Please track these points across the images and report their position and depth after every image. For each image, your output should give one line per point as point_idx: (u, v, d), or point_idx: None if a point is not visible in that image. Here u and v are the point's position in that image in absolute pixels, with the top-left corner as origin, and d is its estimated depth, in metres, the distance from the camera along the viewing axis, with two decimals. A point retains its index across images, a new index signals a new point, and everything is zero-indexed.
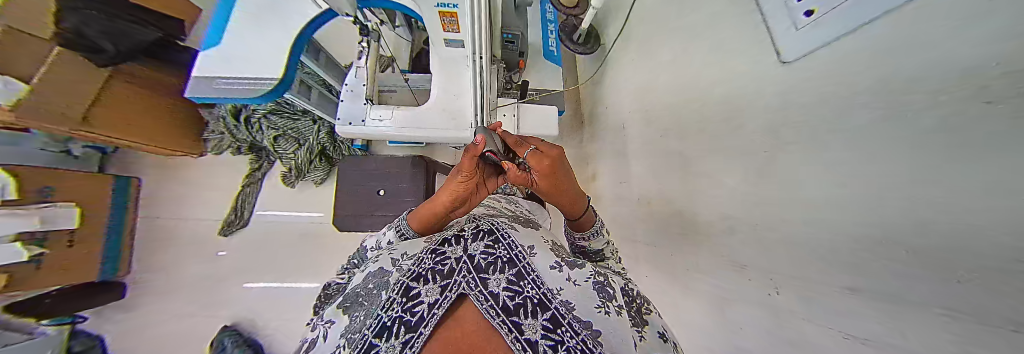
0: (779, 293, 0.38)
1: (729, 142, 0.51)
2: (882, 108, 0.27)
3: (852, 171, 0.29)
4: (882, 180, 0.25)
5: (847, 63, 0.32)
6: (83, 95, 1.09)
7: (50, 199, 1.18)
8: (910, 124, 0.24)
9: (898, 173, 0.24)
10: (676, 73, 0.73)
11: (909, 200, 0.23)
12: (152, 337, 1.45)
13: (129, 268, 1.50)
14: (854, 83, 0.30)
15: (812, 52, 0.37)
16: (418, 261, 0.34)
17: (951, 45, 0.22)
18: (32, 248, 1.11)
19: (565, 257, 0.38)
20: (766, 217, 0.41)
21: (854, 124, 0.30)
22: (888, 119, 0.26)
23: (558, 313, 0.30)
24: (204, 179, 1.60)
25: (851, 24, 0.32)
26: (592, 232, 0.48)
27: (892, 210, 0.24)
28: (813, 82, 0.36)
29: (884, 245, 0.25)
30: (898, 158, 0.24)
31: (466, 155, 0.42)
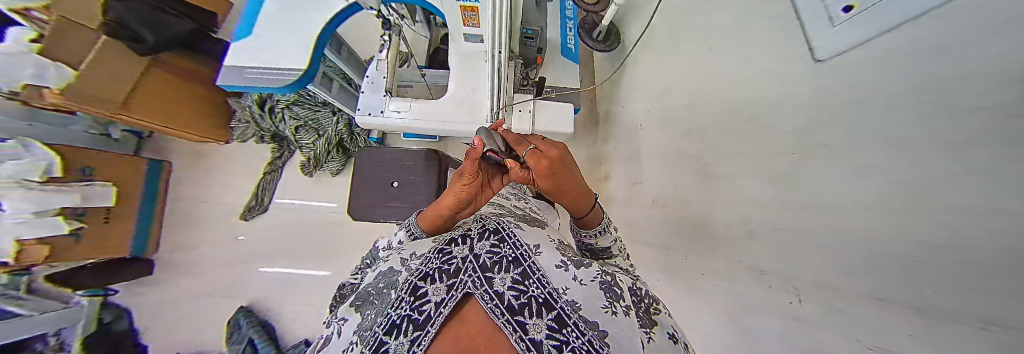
0: (801, 301, 0.36)
1: (752, 143, 0.49)
2: (919, 105, 0.25)
3: (883, 173, 0.27)
4: (920, 182, 0.23)
5: (887, 59, 0.30)
6: (125, 82, 1.17)
7: (90, 178, 1.25)
8: (952, 122, 0.22)
9: (940, 173, 0.22)
10: (700, 72, 0.71)
11: (949, 204, 0.21)
12: (174, 313, 1.53)
13: (156, 247, 1.58)
14: (894, 80, 0.28)
15: (849, 50, 0.35)
16: (425, 260, 0.34)
17: (995, 37, 0.20)
18: (73, 222, 1.19)
19: (571, 256, 0.38)
20: (792, 222, 0.39)
21: (888, 123, 0.28)
22: (926, 118, 0.24)
23: (564, 313, 0.28)
24: (228, 165, 1.67)
25: (897, 19, 0.29)
26: (598, 230, 0.47)
27: (932, 214, 0.22)
28: (848, 79, 0.34)
29: (914, 252, 0.23)
30: (940, 157, 0.22)
31: (467, 158, 0.41)
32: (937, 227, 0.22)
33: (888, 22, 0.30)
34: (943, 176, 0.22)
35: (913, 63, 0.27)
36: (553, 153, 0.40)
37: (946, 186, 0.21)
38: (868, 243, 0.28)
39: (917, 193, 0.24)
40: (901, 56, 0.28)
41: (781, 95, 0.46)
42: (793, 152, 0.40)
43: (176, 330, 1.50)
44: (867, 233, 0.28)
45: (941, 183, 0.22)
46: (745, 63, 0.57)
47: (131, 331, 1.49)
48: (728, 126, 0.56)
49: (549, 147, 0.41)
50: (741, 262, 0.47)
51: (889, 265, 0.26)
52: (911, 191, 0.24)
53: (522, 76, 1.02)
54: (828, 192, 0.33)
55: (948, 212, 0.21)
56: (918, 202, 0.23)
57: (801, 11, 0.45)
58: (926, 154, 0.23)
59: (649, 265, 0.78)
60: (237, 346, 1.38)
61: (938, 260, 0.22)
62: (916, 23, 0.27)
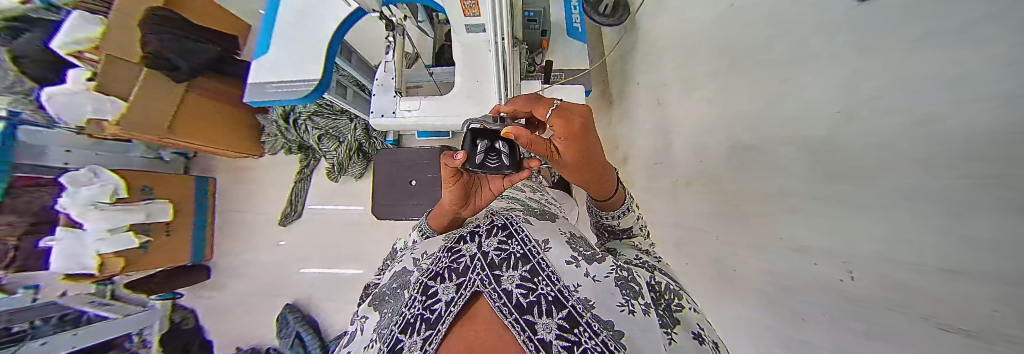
0: (853, 277, 0.33)
1: (788, 109, 0.44)
2: (979, 38, 0.21)
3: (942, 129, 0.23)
4: (972, 137, 0.20)
5: None
6: (168, 108, 1.28)
7: (150, 197, 1.42)
8: (998, 63, 0.19)
9: (989, 124, 0.19)
10: (723, 36, 0.65)
11: (995, 156, 0.18)
12: (231, 313, 1.69)
13: (212, 254, 1.75)
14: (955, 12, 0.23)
15: None
16: (435, 260, 0.34)
17: None
18: (141, 236, 1.36)
19: (582, 250, 0.36)
20: (839, 188, 0.34)
21: (944, 70, 0.24)
22: (983, 51, 0.20)
23: (576, 311, 0.28)
24: (263, 177, 1.81)
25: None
26: (621, 210, 0.47)
27: (988, 165, 0.19)
28: (898, 23, 0.29)
29: (971, 211, 0.20)
30: (988, 104, 0.19)
31: (443, 167, 0.42)
32: (994, 178, 0.19)
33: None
34: (995, 116, 0.19)
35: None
36: (578, 123, 0.37)
37: (997, 129, 0.18)
38: (933, 204, 0.24)
39: (977, 141, 0.20)
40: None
41: (821, 48, 0.40)
42: (838, 110, 0.35)
43: (234, 327, 1.67)
44: (931, 192, 0.24)
45: (993, 129, 0.19)
46: (779, 15, 0.50)
47: (198, 330, 1.67)
48: (762, 90, 0.51)
49: (575, 111, 0.37)
50: (786, 238, 0.43)
51: (954, 226, 0.22)
52: (973, 141, 0.20)
53: (528, 61, 1.00)
54: (876, 151, 0.29)
55: (996, 160, 0.18)
56: (978, 151, 0.20)
57: None
58: (979, 103, 0.20)
59: (678, 245, 0.76)
60: (286, 339, 1.52)
61: (990, 217, 0.19)
62: None
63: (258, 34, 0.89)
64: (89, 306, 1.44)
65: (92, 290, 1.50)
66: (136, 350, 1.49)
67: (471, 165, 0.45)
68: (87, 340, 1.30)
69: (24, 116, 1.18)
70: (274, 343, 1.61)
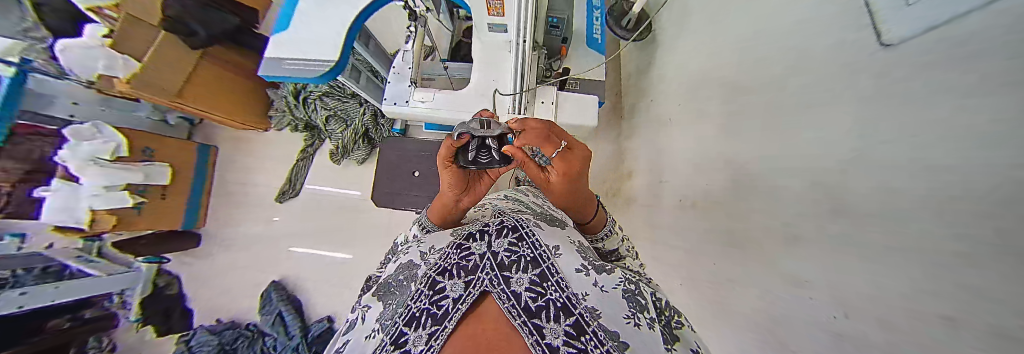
0: (847, 317, 0.33)
1: (798, 143, 0.44)
2: (981, 96, 0.21)
3: (947, 179, 0.23)
4: (978, 191, 0.20)
5: (948, 50, 0.26)
6: (179, 72, 1.27)
7: (150, 158, 1.41)
8: (998, 123, 0.19)
9: (994, 180, 0.19)
10: (739, 65, 0.65)
11: (1003, 213, 0.18)
12: (214, 284, 1.67)
13: (205, 221, 1.74)
14: (963, 68, 0.24)
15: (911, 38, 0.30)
16: (444, 256, 0.34)
17: None
18: (136, 197, 1.35)
19: (592, 260, 0.36)
20: (845, 226, 0.34)
21: (948, 123, 0.24)
22: (985, 108, 0.20)
23: (583, 320, 0.28)
24: (266, 151, 1.80)
25: (960, 11, 0.25)
26: (603, 233, 0.50)
27: (989, 220, 0.20)
28: (906, 71, 0.30)
29: (979, 263, 0.20)
30: (992, 161, 0.19)
31: (443, 147, 0.44)
32: (997, 233, 0.19)
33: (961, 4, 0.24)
34: (999, 173, 0.19)
35: (977, 46, 0.23)
36: (579, 165, 0.44)
37: (1000, 186, 0.19)
38: (939, 253, 0.24)
39: (981, 197, 0.20)
40: (970, 37, 0.23)
41: (837, 86, 0.39)
42: (848, 149, 0.35)
43: (217, 299, 1.65)
44: (938, 241, 0.24)
45: (998, 188, 0.19)
46: (797, 48, 0.49)
47: (180, 297, 1.64)
48: (777, 120, 0.50)
49: (578, 151, 0.44)
50: (783, 270, 0.43)
51: (957, 276, 0.22)
52: (977, 195, 0.21)
53: (546, 66, 1.01)
54: (889, 194, 0.29)
55: (1004, 217, 0.18)
56: (984, 206, 0.20)
57: None
58: (981, 159, 0.20)
59: (674, 265, 0.75)
60: (268, 316, 1.50)
61: (993, 270, 0.19)
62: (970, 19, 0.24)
63: (280, 11, 0.90)
64: (73, 261, 1.41)
65: (79, 245, 1.49)
66: (114, 310, 1.53)
67: (461, 161, 0.47)
68: (68, 295, 1.30)
69: (35, 64, 1.16)
70: (255, 320, 1.58)
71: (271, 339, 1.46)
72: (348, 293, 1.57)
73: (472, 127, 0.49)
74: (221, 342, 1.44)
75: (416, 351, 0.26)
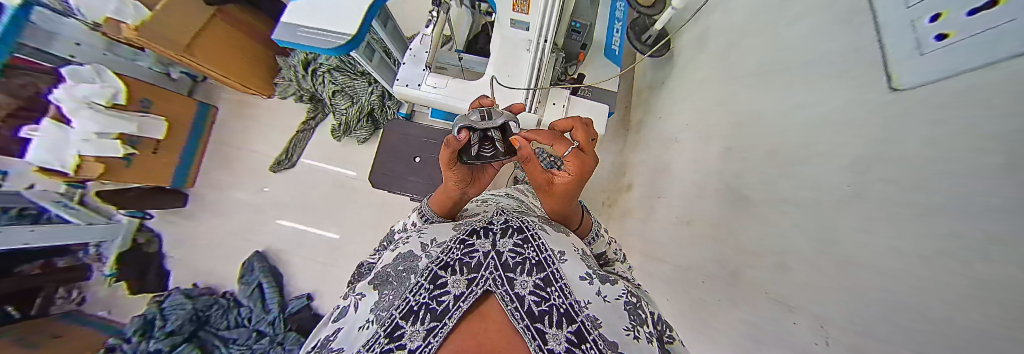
0: (827, 343, 0.34)
1: (798, 173, 0.45)
2: (970, 148, 0.23)
3: (934, 223, 0.24)
4: (967, 237, 0.21)
5: (944, 101, 0.27)
6: (190, 27, 1.27)
7: (147, 110, 1.37)
8: (988, 176, 0.20)
9: (982, 228, 0.20)
10: (750, 93, 0.66)
11: (993, 260, 0.19)
12: (195, 247, 1.63)
13: (195, 182, 1.71)
14: (962, 118, 0.25)
15: (924, 84, 0.30)
16: (445, 250, 0.34)
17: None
18: (128, 148, 1.31)
19: (595, 269, 0.36)
20: (835, 258, 0.35)
21: (939, 170, 0.25)
22: (984, 156, 0.21)
23: (585, 328, 0.28)
24: (266, 119, 1.77)
25: (967, 64, 0.25)
26: (591, 237, 0.51)
27: (980, 263, 0.20)
28: (910, 116, 0.30)
29: (965, 304, 0.21)
30: (980, 209, 0.20)
31: (444, 149, 0.43)
32: (988, 276, 0.19)
33: (977, 58, 0.25)
34: (987, 221, 0.20)
35: (982, 97, 0.23)
36: (589, 165, 0.45)
37: (986, 234, 0.20)
38: (924, 290, 0.24)
39: (975, 242, 0.21)
40: (973, 90, 0.24)
41: (847, 122, 0.40)
42: (845, 184, 0.36)
43: (196, 262, 1.61)
44: (918, 280, 0.25)
45: (987, 230, 0.20)
46: (810, 81, 0.50)
47: (159, 255, 1.60)
48: (782, 151, 0.51)
49: (590, 152, 0.48)
50: (772, 294, 0.44)
51: (941, 313, 0.23)
52: (971, 239, 0.21)
53: (562, 70, 1.03)
54: (886, 231, 0.29)
55: (997, 260, 0.19)
56: (969, 249, 0.21)
57: (886, 29, 0.37)
58: (970, 206, 0.21)
59: (663, 280, 0.77)
60: (246, 286, 1.48)
61: (983, 315, 0.19)
62: (977, 74, 0.24)
63: None
64: (52, 204, 1.39)
65: (61, 189, 1.45)
66: (88, 263, 1.50)
67: (467, 156, 0.49)
68: (43, 240, 1.25)
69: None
70: (233, 289, 1.56)
71: (247, 310, 1.42)
72: (332, 274, 1.55)
73: (474, 120, 0.52)
74: (194, 307, 1.40)
75: (413, 346, 0.25)
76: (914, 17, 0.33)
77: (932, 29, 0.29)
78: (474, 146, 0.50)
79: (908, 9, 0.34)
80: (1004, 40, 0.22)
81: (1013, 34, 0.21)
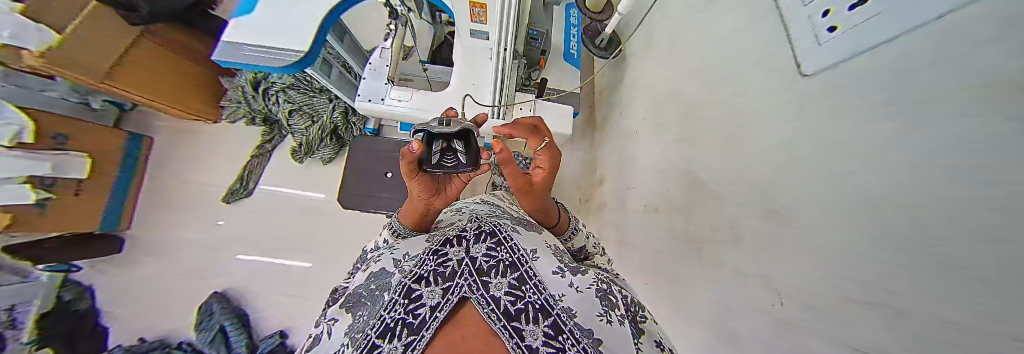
0: (782, 303, 0.38)
1: (735, 154, 0.51)
2: (878, 124, 0.27)
3: (853, 189, 0.29)
4: (882, 199, 0.26)
5: (846, 85, 0.32)
6: (113, 51, 1.13)
7: (65, 148, 1.20)
8: (903, 149, 0.24)
9: (902, 192, 0.24)
10: (691, 85, 0.73)
11: (915, 219, 0.23)
12: (145, 296, 1.45)
13: (131, 224, 1.52)
14: (860, 98, 0.30)
15: (827, 68, 0.35)
16: (419, 262, 0.33)
17: (933, 73, 0.22)
18: (41, 192, 1.14)
19: (567, 263, 0.38)
20: (778, 228, 0.40)
21: (848, 145, 0.30)
22: (896, 133, 0.25)
23: (560, 320, 0.29)
24: (215, 145, 1.61)
25: (862, 48, 0.30)
26: (569, 233, 0.54)
27: (907, 223, 0.23)
28: (818, 98, 0.36)
29: (887, 256, 0.25)
30: (897, 175, 0.24)
31: (402, 161, 0.43)
32: (910, 233, 0.23)
33: (866, 42, 0.30)
34: (906, 186, 0.23)
35: (883, 80, 0.27)
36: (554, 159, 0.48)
37: (908, 198, 0.23)
38: (852, 247, 0.29)
39: (897, 204, 0.24)
40: (868, 75, 0.29)
41: (769, 107, 0.45)
42: (776, 161, 0.42)
43: (144, 314, 1.43)
44: (845, 239, 0.30)
45: (907, 195, 0.23)
46: (736, 73, 0.57)
47: (93, 311, 1.41)
48: (721, 135, 0.56)
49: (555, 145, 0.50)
50: (729, 265, 0.49)
51: (867, 265, 0.27)
52: (887, 202, 0.25)
53: (525, 76, 1.06)
54: (813, 199, 0.34)
55: (919, 219, 0.22)
56: (887, 210, 0.25)
57: (789, 22, 0.43)
58: (886, 173, 0.25)
59: (639, 267, 0.81)
60: (206, 332, 1.32)
61: (911, 266, 0.23)
62: (871, 57, 0.29)
63: None
64: None
65: None
66: None
67: (427, 165, 0.46)
68: None
69: None
70: (190, 336, 1.39)
71: None
72: (306, 305, 1.44)
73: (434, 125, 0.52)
74: None
75: None
76: (811, 13, 0.39)
77: (828, 21, 0.35)
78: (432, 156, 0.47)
79: (806, 7, 0.40)
80: (894, 24, 0.26)
81: (900, 18, 0.26)
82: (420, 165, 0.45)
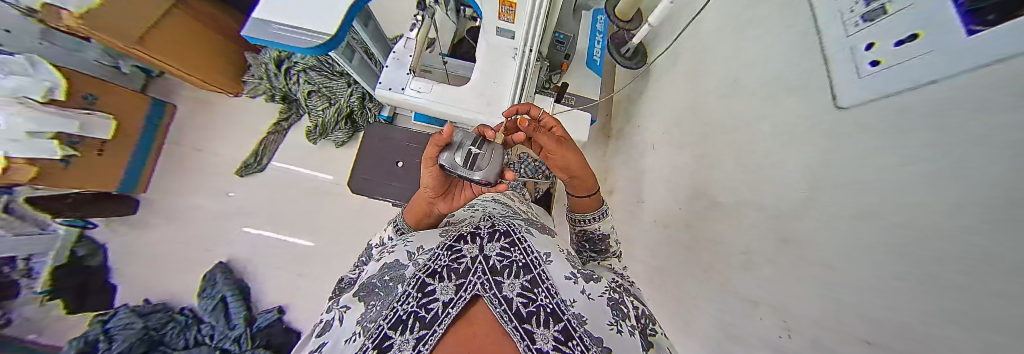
0: (790, 336, 0.37)
1: (756, 178, 0.50)
2: (920, 163, 0.25)
3: (884, 229, 0.28)
4: (920, 243, 0.24)
5: (886, 121, 0.30)
6: (146, 17, 1.17)
7: (92, 108, 1.24)
8: (942, 192, 0.23)
9: (941, 238, 0.22)
10: (716, 104, 0.71)
11: (949, 267, 0.21)
12: (154, 258, 1.49)
13: (147, 187, 1.56)
14: (901, 136, 0.28)
15: (863, 103, 0.34)
16: (433, 257, 0.33)
17: (981, 116, 0.21)
18: (67, 149, 1.18)
19: (580, 269, 0.37)
20: (796, 259, 0.38)
21: (883, 182, 0.29)
22: (937, 174, 0.24)
23: (571, 325, 0.29)
24: (234, 118, 1.65)
25: (906, 86, 0.29)
26: (598, 211, 0.56)
27: (943, 267, 0.22)
28: (853, 131, 0.35)
29: (915, 302, 0.24)
30: (936, 220, 0.23)
31: (425, 156, 0.44)
32: (943, 280, 0.22)
33: (910, 79, 0.29)
34: (945, 231, 0.22)
35: (925, 119, 0.26)
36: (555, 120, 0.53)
37: (945, 244, 0.22)
38: (874, 287, 0.27)
39: (933, 246, 0.23)
40: (911, 112, 0.28)
41: (798, 133, 0.44)
42: (801, 190, 0.40)
43: (150, 276, 1.46)
44: (868, 279, 0.28)
45: (945, 241, 0.22)
46: (765, 95, 0.55)
47: (103, 269, 1.45)
48: (744, 158, 0.55)
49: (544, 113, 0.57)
50: (738, 291, 0.47)
51: (891, 308, 0.26)
52: (925, 244, 0.24)
53: (546, 78, 1.05)
54: (838, 234, 0.33)
55: (955, 266, 0.21)
56: (922, 254, 0.24)
57: (829, 57, 0.42)
58: (924, 216, 0.24)
59: (642, 282, 0.80)
60: (207, 300, 1.36)
61: (938, 314, 0.22)
62: (915, 95, 0.28)
63: None
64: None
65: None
66: (16, 278, 1.28)
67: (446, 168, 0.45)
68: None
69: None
70: (192, 303, 1.43)
71: (208, 327, 1.31)
72: (306, 284, 1.46)
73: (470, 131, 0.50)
74: (146, 326, 1.26)
75: None
76: (852, 44, 0.38)
77: (869, 54, 0.34)
78: (452, 156, 0.44)
79: (848, 37, 0.39)
80: (942, 65, 0.25)
81: (949, 57, 0.24)
82: (440, 167, 0.45)
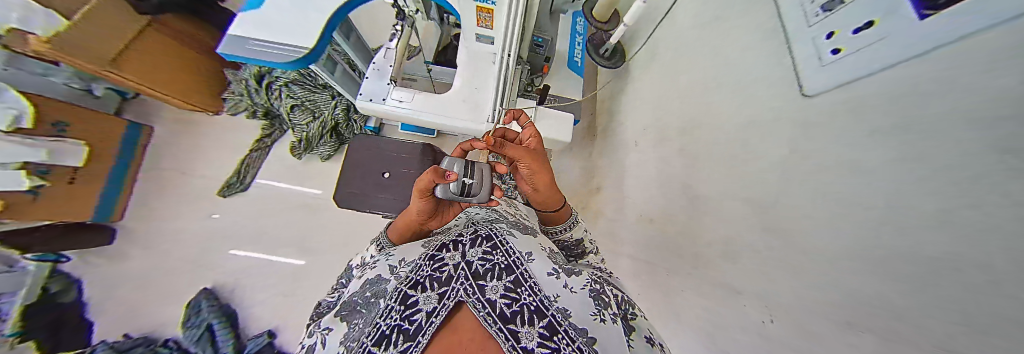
0: (773, 321, 0.37)
1: (735, 168, 0.51)
2: (889, 144, 0.26)
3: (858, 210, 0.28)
4: (893, 222, 0.24)
5: (854, 105, 0.31)
6: (121, 36, 1.14)
7: (62, 135, 1.20)
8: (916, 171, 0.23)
9: (916, 215, 0.23)
10: (694, 97, 0.73)
11: (924, 244, 0.22)
12: (132, 288, 1.43)
13: (123, 214, 1.50)
14: (868, 119, 0.29)
15: (830, 90, 0.35)
16: (416, 268, 0.33)
17: (952, 93, 0.21)
18: (36, 179, 1.13)
19: (562, 264, 0.37)
20: (777, 246, 0.39)
21: (854, 164, 0.29)
22: (908, 152, 0.24)
23: (556, 320, 0.28)
24: (215, 137, 1.61)
25: (868, 71, 0.30)
26: (569, 222, 0.55)
27: (918, 243, 0.22)
28: (823, 117, 0.35)
29: (892, 281, 0.24)
30: (909, 199, 0.23)
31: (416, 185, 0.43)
32: (920, 258, 0.22)
33: (872, 64, 0.29)
34: (919, 209, 0.22)
35: (891, 101, 0.27)
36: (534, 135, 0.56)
37: (920, 222, 0.22)
38: (852, 268, 0.28)
39: (910, 223, 0.23)
40: (876, 95, 0.29)
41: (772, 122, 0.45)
42: (777, 177, 0.41)
43: (128, 307, 1.39)
44: (846, 260, 0.29)
45: (919, 219, 0.22)
46: (739, 87, 0.57)
47: (78, 304, 1.37)
48: (723, 149, 0.56)
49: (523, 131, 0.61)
50: (723, 280, 0.48)
51: (869, 289, 0.26)
52: (898, 223, 0.24)
53: (528, 81, 1.06)
54: (815, 218, 0.33)
55: (930, 243, 0.21)
56: (897, 233, 0.24)
57: (794, 47, 0.43)
58: (895, 196, 0.24)
59: (631, 277, 0.80)
60: (192, 329, 1.30)
61: (915, 291, 0.22)
62: (880, 79, 0.28)
63: None
64: None
65: None
66: None
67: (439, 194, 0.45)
68: None
69: None
70: (175, 334, 1.36)
71: None
72: (296, 304, 1.41)
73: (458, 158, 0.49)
74: None
75: None
76: (816, 34, 0.39)
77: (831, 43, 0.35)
78: (446, 186, 0.44)
79: (811, 27, 0.40)
80: (903, 48, 0.26)
81: (912, 41, 0.25)
82: (433, 192, 0.45)
